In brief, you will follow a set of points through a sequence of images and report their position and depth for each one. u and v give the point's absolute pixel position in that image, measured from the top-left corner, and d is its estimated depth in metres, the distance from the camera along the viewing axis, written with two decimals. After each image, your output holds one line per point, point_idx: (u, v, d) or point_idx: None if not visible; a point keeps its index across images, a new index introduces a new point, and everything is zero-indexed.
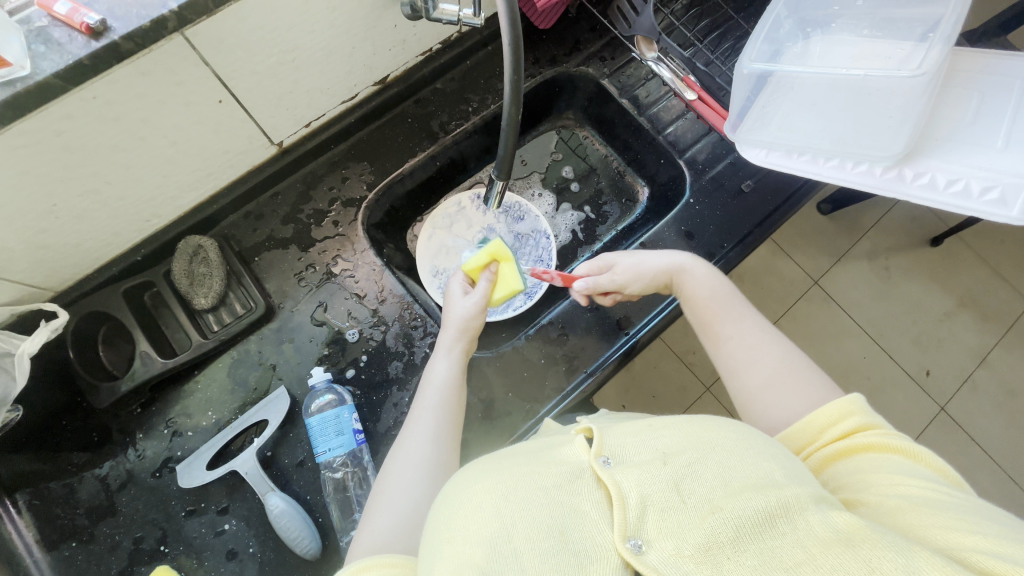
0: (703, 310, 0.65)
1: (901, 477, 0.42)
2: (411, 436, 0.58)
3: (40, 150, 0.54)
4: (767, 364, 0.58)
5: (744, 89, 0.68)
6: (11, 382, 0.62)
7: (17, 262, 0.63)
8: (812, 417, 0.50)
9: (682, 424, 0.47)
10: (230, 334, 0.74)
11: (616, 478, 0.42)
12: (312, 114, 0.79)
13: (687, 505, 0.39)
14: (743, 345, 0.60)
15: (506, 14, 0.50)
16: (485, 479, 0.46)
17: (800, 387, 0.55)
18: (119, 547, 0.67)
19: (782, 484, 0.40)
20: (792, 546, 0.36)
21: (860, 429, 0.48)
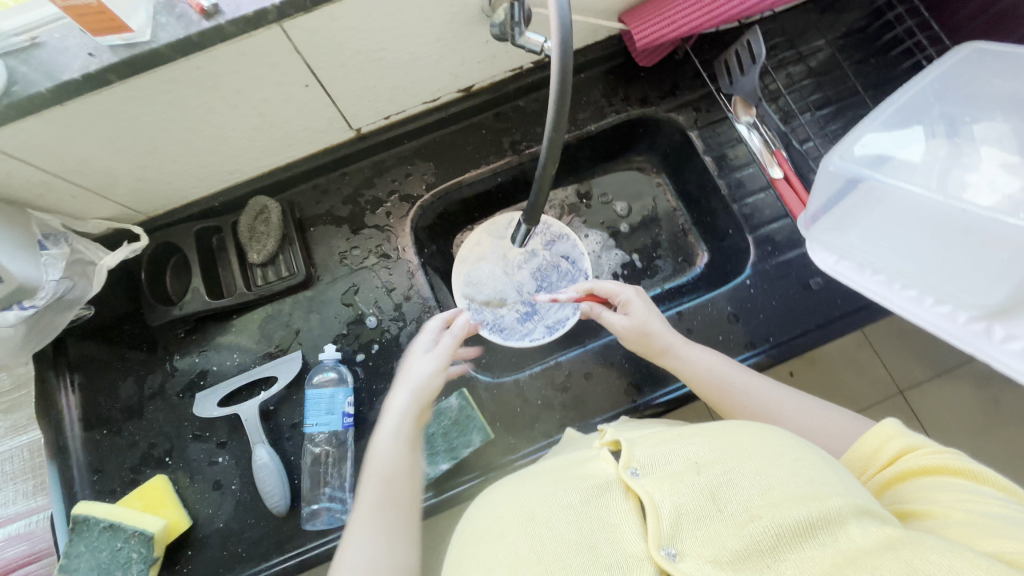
0: (709, 393, 0.65)
1: (952, 491, 0.44)
2: (352, 540, 0.52)
3: (147, 104, 0.63)
4: (791, 424, 0.59)
5: (827, 186, 0.61)
6: (88, 287, 0.72)
7: (120, 187, 0.74)
8: (868, 437, 0.52)
9: (711, 432, 0.51)
10: (269, 292, 0.81)
11: (646, 489, 0.46)
12: (393, 108, 0.83)
13: (724, 513, 0.43)
14: (759, 413, 0.61)
15: (557, 49, 0.46)
16: (511, 505, 0.52)
17: (826, 436, 0.57)
18: (135, 446, 0.78)
19: (823, 496, 0.42)
20: (832, 555, 0.39)
21: (926, 450, 0.49)
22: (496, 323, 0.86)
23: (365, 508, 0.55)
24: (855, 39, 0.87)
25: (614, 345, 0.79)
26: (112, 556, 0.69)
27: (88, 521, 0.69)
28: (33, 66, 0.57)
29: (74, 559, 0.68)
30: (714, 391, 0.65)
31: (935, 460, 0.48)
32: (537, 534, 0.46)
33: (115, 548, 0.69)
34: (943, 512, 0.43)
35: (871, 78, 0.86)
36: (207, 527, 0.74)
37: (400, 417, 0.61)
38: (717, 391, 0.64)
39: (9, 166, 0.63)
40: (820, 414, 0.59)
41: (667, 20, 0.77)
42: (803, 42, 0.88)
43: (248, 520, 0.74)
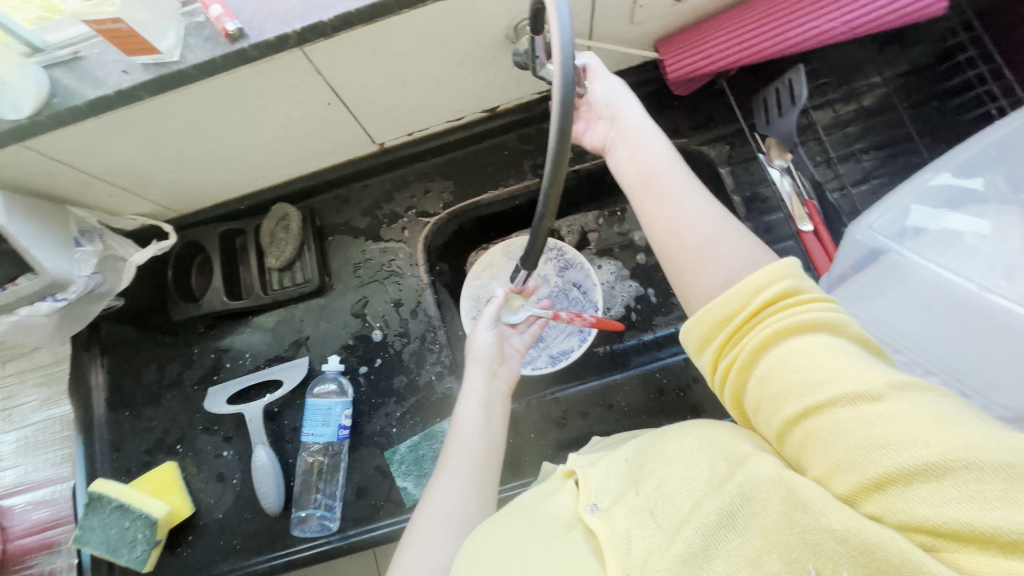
0: (633, 193, 0.58)
1: (819, 354, 0.39)
2: (443, 491, 0.59)
3: (176, 117, 0.65)
4: (698, 233, 0.51)
5: (852, 255, 0.59)
6: (117, 281, 0.78)
7: (153, 188, 0.78)
8: (760, 275, 0.44)
9: (646, 447, 0.50)
10: (284, 297, 0.84)
11: (597, 525, 0.45)
12: (415, 125, 0.83)
13: (663, 529, 0.41)
14: (674, 212, 0.53)
15: (558, 103, 0.43)
16: (489, 540, 0.50)
17: (735, 252, 0.49)
18: (151, 430, 0.83)
19: (733, 471, 0.41)
20: (750, 541, 0.37)
21: (799, 299, 0.42)
22: None
23: (450, 474, 0.60)
24: (918, 77, 0.79)
25: (614, 386, 0.78)
26: (121, 535, 0.74)
27: (101, 499, 0.75)
28: (73, 80, 0.60)
29: (87, 532, 0.74)
30: (641, 188, 0.57)
31: (809, 312, 0.42)
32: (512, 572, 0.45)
33: (123, 527, 0.74)
34: (813, 392, 0.38)
35: (930, 122, 0.78)
36: (207, 515, 0.79)
37: (497, 392, 0.69)
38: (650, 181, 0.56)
39: (51, 168, 0.67)
40: (739, 230, 0.51)
41: (702, 50, 0.74)
42: (858, 76, 0.81)
43: (244, 514, 0.78)
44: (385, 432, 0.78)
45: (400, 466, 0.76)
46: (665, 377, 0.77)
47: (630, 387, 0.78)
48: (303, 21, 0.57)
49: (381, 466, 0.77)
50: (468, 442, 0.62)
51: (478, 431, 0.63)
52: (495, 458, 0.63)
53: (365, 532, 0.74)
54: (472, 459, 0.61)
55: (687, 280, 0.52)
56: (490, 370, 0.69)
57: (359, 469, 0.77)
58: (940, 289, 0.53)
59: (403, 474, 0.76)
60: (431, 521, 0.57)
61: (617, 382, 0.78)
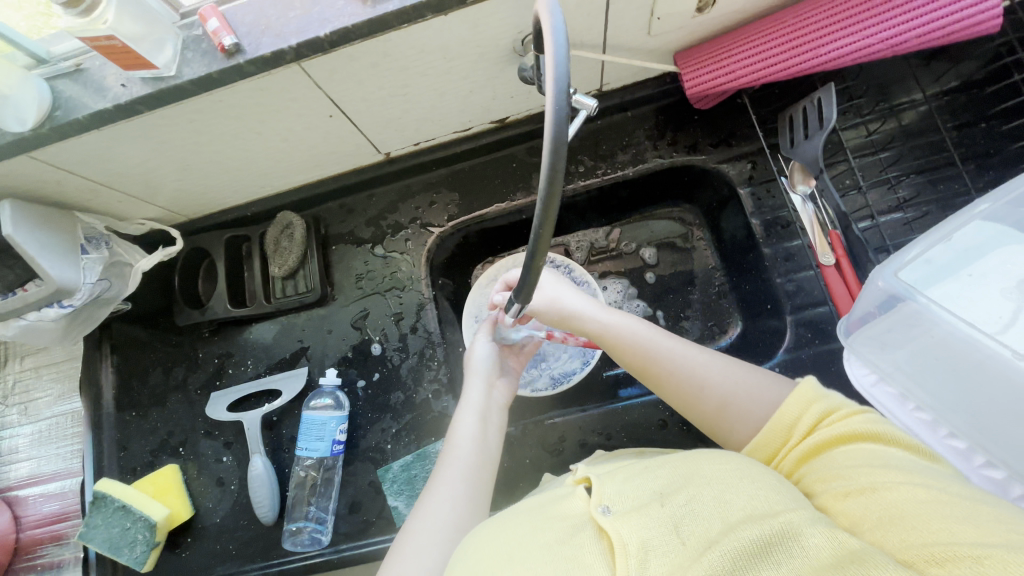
0: (635, 360, 0.61)
1: (870, 456, 0.43)
2: (437, 499, 0.56)
3: (177, 129, 0.65)
4: (717, 385, 0.56)
5: (873, 301, 0.55)
6: (124, 287, 0.79)
7: (160, 195, 0.79)
8: (789, 403, 0.49)
9: (678, 461, 0.49)
10: (286, 306, 0.84)
11: (615, 527, 0.42)
12: (421, 136, 0.80)
13: (687, 547, 0.39)
14: (686, 380, 0.58)
15: (548, 140, 0.39)
16: (493, 540, 0.47)
17: (747, 400, 0.54)
18: (156, 432, 0.85)
19: (774, 511, 0.40)
20: (791, 571, 0.35)
21: (842, 413, 0.46)
22: None
23: (445, 483, 0.57)
24: (967, 95, 0.72)
25: (614, 415, 0.75)
26: (122, 534, 0.76)
27: (105, 498, 0.77)
28: (75, 91, 0.60)
29: (90, 530, 0.76)
30: (641, 359, 0.61)
31: (851, 424, 0.45)
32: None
33: (124, 527, 0.76)
34: (860, 482, 0.41)
35: (976, 146, 0.72)
36: (206, 519, 0.80)
37: (495, 404, 0.67)
38: (642, 360, 0.61)
39: (58, 176, 0.67)
40: (742, 375, 0.56)
41: (722, 65, 0.69)
42: (898, 92, 0.74)
43: (241, 520, 0.79)
44: (380, 448, 0.78)
45: (392, 485, 0.76)
46: (668, 409, 0.74)
47: (631, 417, 0.75)
48: (298, 36, 0.56)
49: (374, 482, 0.77)
50: (462, 454, 0.60)
51: (474, 442, 0.61)
52: (489, 468, 0.60)
53: (356, 548, 0.74)
54: (466, 468, 0.59)
55: (718, 432, 0.56)
56: (488, 380, 0.68)
57: (353, 484, 0.77)
58: (969, 349, 0.47)
59: (395, 493, 0.75)
60: (421, 528, 0.53)
61: (619, 411, 0.75)
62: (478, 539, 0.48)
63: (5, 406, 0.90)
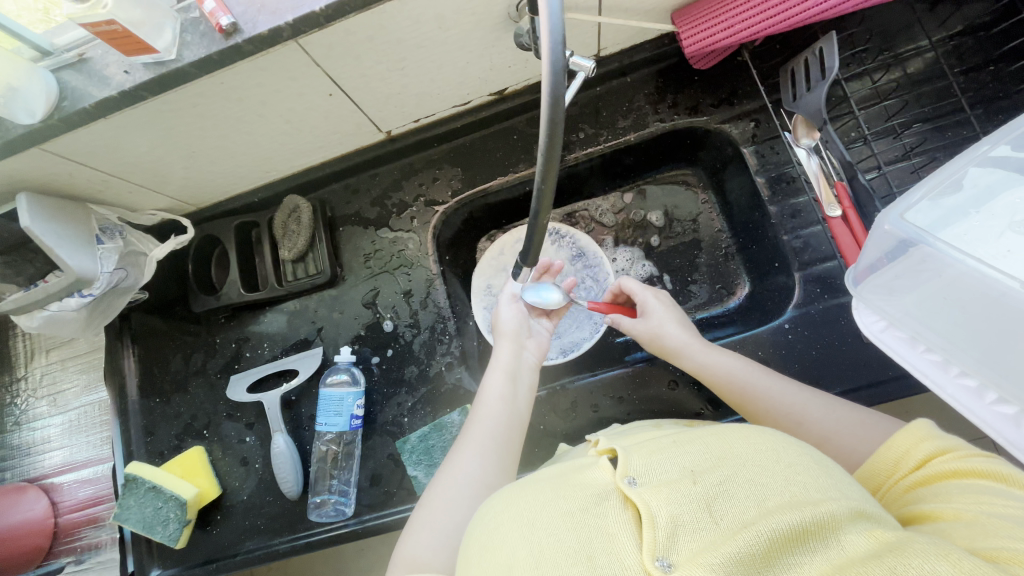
0: (731, 397, 0.63)
1: (975, 484, 0.40)
2: (465, 455, 0.58)
3: (180, 114, 0.66)
4: (816, 425, 0.56)
5: (880, 248, 0.54)
6: (140, 276, 0.81)
7: (169, 184, 0.80)
8: (897, 440, 0.47)
9: (706, 437, 0.48)
10: (298, 289, 0.86)
11: (643, 497, 0.42)
12: (421, 112, 0.81)
13: (718, 525, 0.39)
14: (785, 419, 0.58)
15: (546, 95, 0.40)
16: (514, 505, 0.47)
17: (849, 438, 0.53)
18: (180, 417, 0.87)
19: (816, 500, 0.39)
20: (822, 563, 0.35)
21: (959, 451, 0.43)
22: None
23: (474, 441, 0.59)
24: (974, 39, 0.71)
25: (626, 379, 0.76)
26: (155, 513, 0.79)
27: (136, 480, 0.80)
28: (80, 81, 0.61)
29: (126, 510, 0.79)
30: (736, 395, 0.62)
31: (970, 461, 0.42)
32: (532, 544, 0.41)
33: (157, 506, 0.79)
34: (966, 505, 0.39)
35: (984, 91, 0.70)
36: (234, 496, 0.83)
37: (525, 365, 0.69)
38: (739, 396, 0.62)
39: (70, 168, 0.69)
40: (840, 414, 0.55)
41: (720, 21, 0.68)
42: (903, 40, 0.73)
43: (267, 497, 0.81)
44: (397, 421, 0.79)
45: (410, 455, 0.77)
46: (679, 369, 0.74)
47: (642, 379, 0.75)
48: (294, 12, 0.56)
49: (393, 455, 0.79)
50: (492, 413, 0.61)
51: (503, 401, 0.63)
52: (516, 432, 0.61)
53: (380, 518, 0.76)
54: (495, 427, 0.60)
55: None
56: (520, 343, 0.70)
57: (373, 457, 0.79)
58: (982, 286, 0.47)
59: (414, 463, 0.77)
60: (450, 482, 0.55)
61: (629, 374, 0.76)
62: (501, 503, 0.48)
63: (34, 398, 0.93)
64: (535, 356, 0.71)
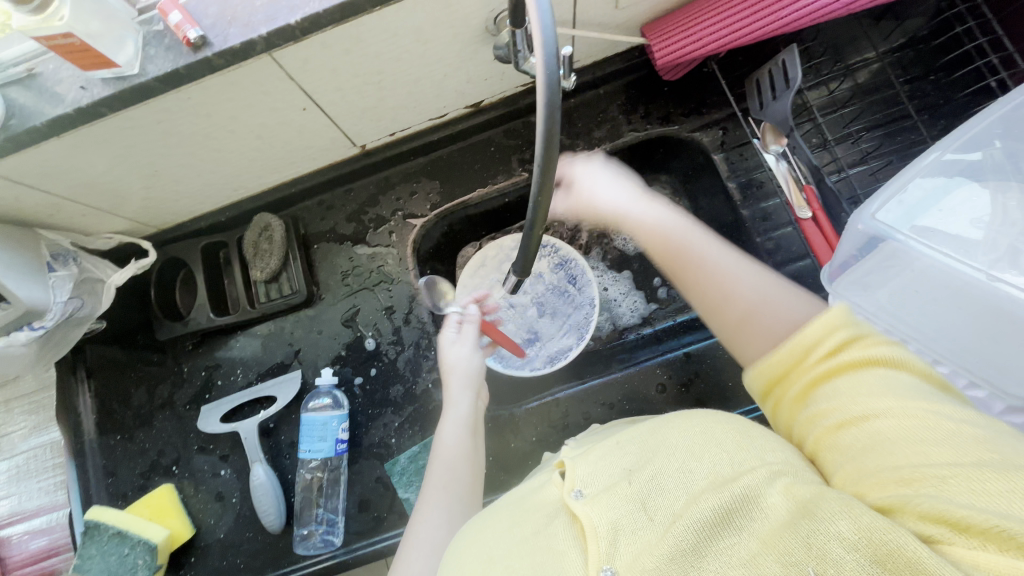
0: (663, 249, 0.56)
1: (875, 389, 0.38)
2: (432, 499, 0.58)
3: (143, 132, 0.62)
4: (744, 291, 0.50)
5: (852, 245, 0.57)
6: (97, 304, 0.75)
7: (129, 205, 0.75)
8: (813, 324, 0.42)
9: (642, 433, 0.47)
10: (273, 310, 0.82)
11: (585, 510, 0.41)
12: (397, 126, 0.80)
13: (654, 523, 0.39)
14: (716, 284, 0.52)
15: (543, 103, 0.40)
16: (475, 538, 0.48)
17: (776, 313, 0.47)
18: (146, 454, 0.81)
19: (737, 475, 0.39)
20: (748, 543, 0.36)
21: (867, 342, 0.41)
22: (496, 348, 0.83)
23: (438, 485, 0.59)
24: (915, 50, 0.77)
25: (615, 385, 0.76)
26: (121, 560, 0.73)
27: (98, 526, 0.74)
28: (30, 98, 0.57)
29: (87, 560, 0.73)
30: (671, 246, 0.55)
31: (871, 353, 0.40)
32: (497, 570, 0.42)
33: (123, 553, 0.73)
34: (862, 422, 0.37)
35: (928, 97, 0.76)
36: (209, 536, 0.77)
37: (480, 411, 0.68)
38: (673, 251, 0.55)
39: (17, 192, 0.64)
40: (771, 288, 0.50)
41: (690, 34, 0.71)
42: (852, 52, 0.78)
43: (246, 533, 0.77)
44: (385, 443, 0.77)
45: (400, 477, 0.75)
46: (665, 373, 0.75)
47: (632, 384, 0.76)
48: (268, 25, 0.54)
49: (382, 478, 0.76)
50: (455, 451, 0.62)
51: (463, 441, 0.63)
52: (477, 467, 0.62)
53: (371, 545, 0.73)
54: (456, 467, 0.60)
55: (733, 348, 0.50)
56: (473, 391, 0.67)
57: (360, 482, 0.76)
58: (947, 277, 0.53)
59: (405, 485, 0.75)
60: (421, 531, 0.56)
61: (619, 380, 0.76)
62: (468, 535, 0.49)
63: None
64: (484, 403, 0.71)
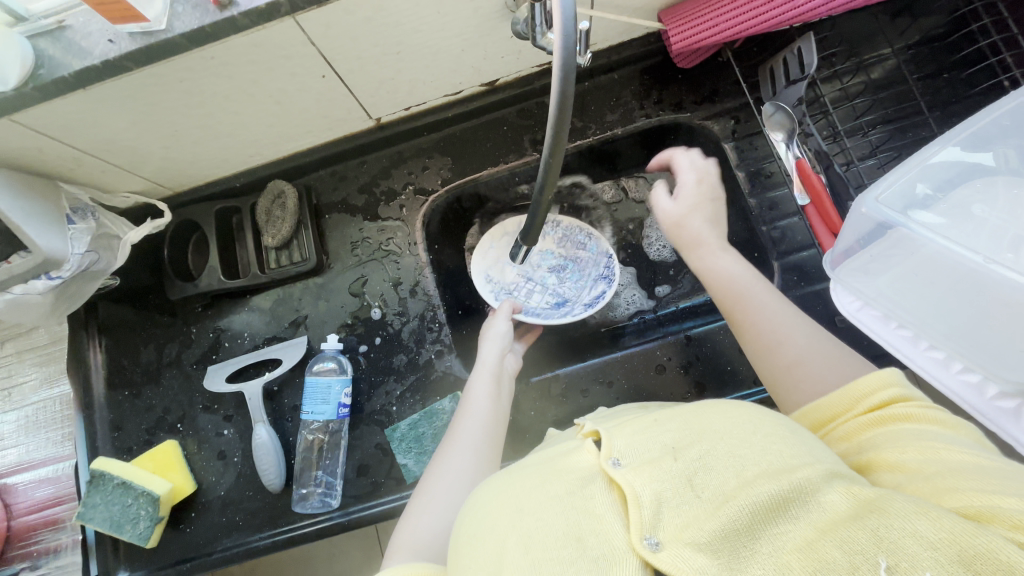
0: (726, 292, 0.62)
1: (928, 435, 0.40)
2: (451, 458, 0.59)
3: (166, 90, 0.64)
4: (793, 348, 0.55)
5: (856, 229, 0.57)
6: (112, 260, 0.76)
7: (146, 164, 0.77)
8: (866, 378, 0.48)
9: (685, 415, 0.47)
10: (282, 276, 0.83)
11: (626, 479, 0.41)
12: (412, 100, 0.81)
13: (700, 498, 0.38)
14: (768, 328, 0.58)
15: (559, 63, 0.41)
16: (500, 496, 0.46)
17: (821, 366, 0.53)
18: (152, 410, 0.83)
19: (791, 467, 0.38)
20: (804, 530, 0.34)
21: (911, 401, 0.45)
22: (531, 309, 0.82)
23: (462, 443, 0.60)
24: (930, 48, 0.77)
25: (615, 364, 0.77)
26: (124, 510, 0.75)
27: (104, 476, 0.75)
28: (59, 50, 0.58)
29: (90, 509, 0.75)
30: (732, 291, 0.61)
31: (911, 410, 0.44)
32: (526, 530, 0.41)
33: (126, 503, 0.75)
34: (911, 457, 0.39)
35: (940, 95, 0.76)
36: (210, 493, 0.79)
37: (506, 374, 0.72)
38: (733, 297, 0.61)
39: (40, 143, 0.65)
40: (830, 349, 0.54)
41: (706, 20, 0.71)
42: (867, 49, 0.79)
43: (246, 492, 0.78)
44: (386, 410, 0.78)
45: (400, 443, 0.76)
46: (666, 354, 0.76)
47: (633, 365, 0.77)
48: None
49: (382, 444, 0.77)
50: (480, 410, 0.64)
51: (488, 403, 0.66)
52: (499, 434, 0.64)
53: (367, 509, 0.74)
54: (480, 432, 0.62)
55: (777, 387, 0.55)
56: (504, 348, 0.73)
57: (360, 448, 0.77)
58: (951, 262, 0.52)
59: (404, 451, 0.76)
60: (435, 490, 0.56)
61: (620, 360, 0.77)
62: (492, 494, 0.47)
63: None
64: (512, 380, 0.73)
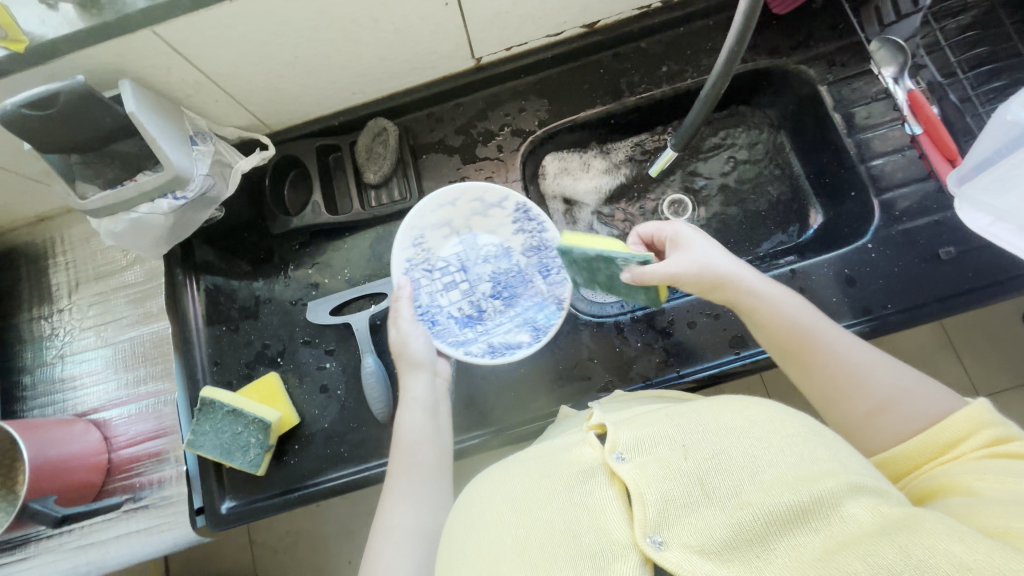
0: (788, 339, 0.58)
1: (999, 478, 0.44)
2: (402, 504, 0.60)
3: (300, 9, 0.65)
4: (878, 386, 0.54)
5: (995, 137, 0.60)
6: (224, 188, 0.77)
7: (256, 96, 0.77)
8: (951, 424, 0.50)
9: (707, 405, 0.48)
10: (383, 214, 0.84)
11: (631, 475, 0.43)
12: (516, 40, 0.82)
13: (713, 499, 0.40)
14: (843, 371, 0.56)
15: None
16: (499, 493, 0.49)
17: (916, 404, 0.52)
18: (251, 344, 0.83)
19: (815, 475, 0.40)
20: (822, 541, 0.37)
21: (990, 438, 0.47)
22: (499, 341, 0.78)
23: (408, 479, 0.62)
24: None
25: None
26: (234, 438, 0.75)
27: (213, 404, 0.75)
28: None
29: (200, 436, 0.75)
30: (796, 340, 0.58)
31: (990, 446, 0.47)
32: (525, 537, 0.43)
33: (236, 431, 0.75)
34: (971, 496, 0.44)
35: None
36: (313, 426, 0.79)
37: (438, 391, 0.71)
38: (799, 342, 0.58)
39: (171, 61, 0.66)
40: (902, 382, 0.54)
41: None
42: None
43: (351, 424, 0.79)
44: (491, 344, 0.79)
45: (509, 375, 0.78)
46: None
47: None
48: None
49: (488, 376, 0.78)
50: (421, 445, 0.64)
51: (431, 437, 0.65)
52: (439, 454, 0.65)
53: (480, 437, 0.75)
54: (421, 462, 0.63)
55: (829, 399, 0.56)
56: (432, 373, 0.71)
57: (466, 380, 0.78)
58: None
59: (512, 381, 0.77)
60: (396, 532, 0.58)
61: None
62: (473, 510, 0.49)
63: (79, 330, 0.87)
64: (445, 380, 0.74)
